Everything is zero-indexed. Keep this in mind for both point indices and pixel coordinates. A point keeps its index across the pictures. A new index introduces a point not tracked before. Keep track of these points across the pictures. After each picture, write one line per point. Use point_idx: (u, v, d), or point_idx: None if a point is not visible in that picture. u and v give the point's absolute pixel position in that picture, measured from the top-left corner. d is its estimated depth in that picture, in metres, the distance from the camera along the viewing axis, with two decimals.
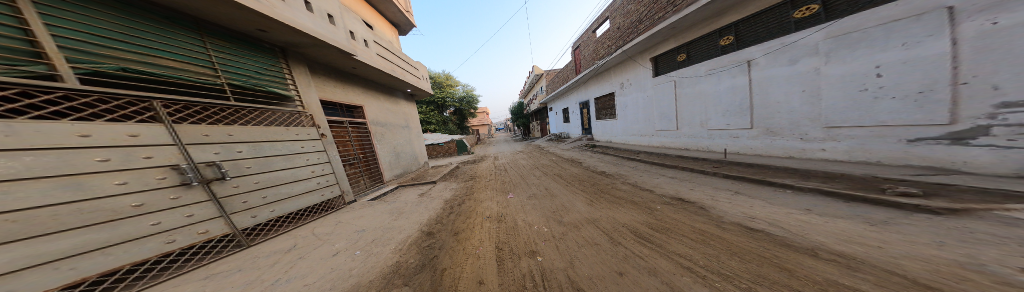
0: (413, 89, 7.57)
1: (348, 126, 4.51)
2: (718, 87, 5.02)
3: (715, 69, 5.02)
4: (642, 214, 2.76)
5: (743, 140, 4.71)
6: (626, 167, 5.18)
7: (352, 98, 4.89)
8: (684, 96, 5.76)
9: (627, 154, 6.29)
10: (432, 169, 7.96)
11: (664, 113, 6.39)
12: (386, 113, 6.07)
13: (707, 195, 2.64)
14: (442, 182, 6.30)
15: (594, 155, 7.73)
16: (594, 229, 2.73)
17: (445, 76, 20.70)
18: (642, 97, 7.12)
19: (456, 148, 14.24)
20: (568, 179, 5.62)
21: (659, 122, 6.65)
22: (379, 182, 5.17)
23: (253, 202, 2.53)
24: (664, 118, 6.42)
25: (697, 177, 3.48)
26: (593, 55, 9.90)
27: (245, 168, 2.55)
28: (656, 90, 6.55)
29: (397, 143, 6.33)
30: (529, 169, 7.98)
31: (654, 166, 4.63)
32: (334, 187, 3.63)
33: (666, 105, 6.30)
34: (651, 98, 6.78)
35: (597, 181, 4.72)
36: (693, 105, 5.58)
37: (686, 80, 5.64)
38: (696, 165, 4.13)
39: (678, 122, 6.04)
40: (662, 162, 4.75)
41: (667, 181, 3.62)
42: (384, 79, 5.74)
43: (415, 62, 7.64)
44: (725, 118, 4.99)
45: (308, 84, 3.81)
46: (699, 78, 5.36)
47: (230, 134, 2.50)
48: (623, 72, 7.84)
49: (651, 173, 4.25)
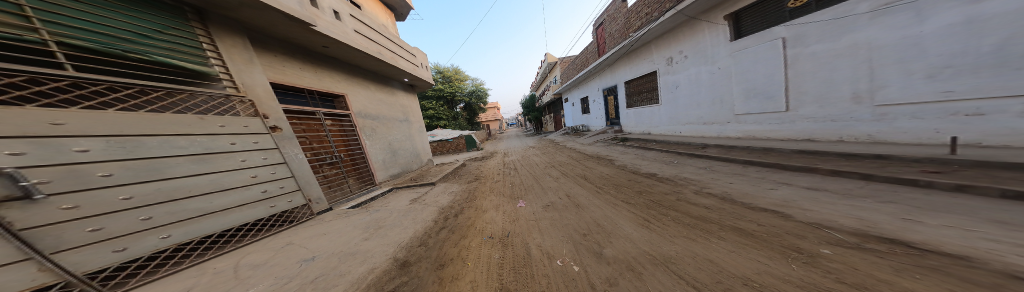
0: (410, 78, 7.02)
1: (323, 119, 3.96)
2: (907, 32, 2.74)
3: (900, 1, 2.74)
4: (773, 259, 1.39)
5: (1012, 119, 2.27)
6: (672, 164, 3.74)
7: (329, 85, 4.23)
8: (792, 64, 3.86)
9: (674, 150, 4.71)
10: (434, 168, 7.35)
11: (756, 88, 4.42)
12: (380, 106, 5.58)
13: (953, 228, 1.17)
14: (439, 187, 5.58)
15: (623, 152, 6.22)
16: (669, 277, 1.49)
17: (455, 71, 20.16)
18: (714, 71, 5.15)
19: (466, 144, 13.60)
20: (596, 182, 4.27)
21: (743, 103, 4.71)
22: (368, 184, 4.62)
23: (112, 229, 1.55)
24: (760, 96, 4.39)
25: (820, 180, 2.03)
26: (623, 30, 8.11)
27: (98, 177, 1.57)
28: (736, 58, 4.64)
29: (392, 139, 5.81)
30: (542, 168, 6.77)
31: (721, 163, 3.14)
32: (294, 195, 2.89)
33: (768, 75, 4.20)
34: (730, 70, 4.81)
35: (642, 187, 3.32)
36: (831, 72, 3.46)
37: (817, 31, 3.49)
38: (798, 160, 2.61)
39: (791, 98, 3.96)
40: (732, 156, 3.23)
41: (760, 188, 2.21)
42: (372, 64, 5.07)
43: (411, 48, 7.04)
44: (944, 82, 2.59)
45: (250, 62, 2.94)
46: (851, 22, 3.13)
47: (58, 123, 1.47)
48: (675, 43, 5.94)
49: (725, 174, 2.78)
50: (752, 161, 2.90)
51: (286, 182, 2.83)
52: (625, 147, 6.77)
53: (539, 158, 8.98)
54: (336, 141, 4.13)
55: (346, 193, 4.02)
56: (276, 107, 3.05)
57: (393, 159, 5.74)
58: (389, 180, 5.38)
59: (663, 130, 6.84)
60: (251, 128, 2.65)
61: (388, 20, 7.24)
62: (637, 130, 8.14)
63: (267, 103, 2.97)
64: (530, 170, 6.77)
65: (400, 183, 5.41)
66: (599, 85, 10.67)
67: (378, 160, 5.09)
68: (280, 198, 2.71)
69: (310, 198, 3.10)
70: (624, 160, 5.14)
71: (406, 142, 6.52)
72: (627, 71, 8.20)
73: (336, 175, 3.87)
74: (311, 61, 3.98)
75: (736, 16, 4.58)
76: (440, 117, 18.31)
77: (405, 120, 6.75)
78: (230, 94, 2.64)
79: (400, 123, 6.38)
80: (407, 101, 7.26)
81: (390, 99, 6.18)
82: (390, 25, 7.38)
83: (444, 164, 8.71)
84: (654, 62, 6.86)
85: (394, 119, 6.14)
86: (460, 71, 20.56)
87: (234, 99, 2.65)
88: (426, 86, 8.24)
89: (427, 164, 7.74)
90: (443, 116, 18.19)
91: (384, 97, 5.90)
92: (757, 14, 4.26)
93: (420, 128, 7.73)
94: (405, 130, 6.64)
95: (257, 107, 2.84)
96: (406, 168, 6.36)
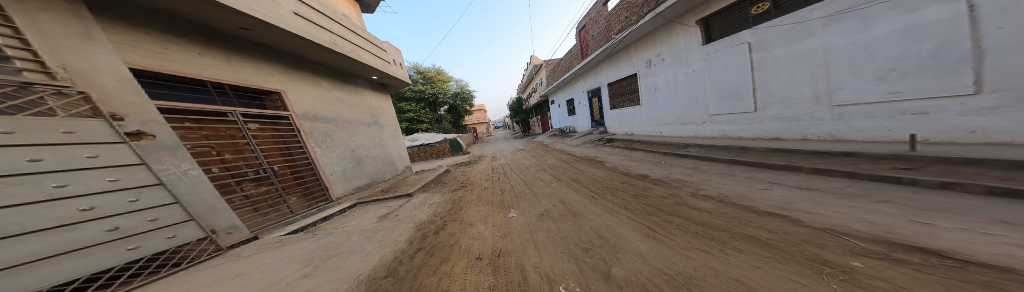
0: (379, 75, 6.14)
1: (242, 120, 2.96)
2: (855, 38, 3.10)
3: (848, 11, 3.09)
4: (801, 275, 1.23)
5: (954, 118, 2.56)
6: (661, 165, 3.78)
7: (257, 80, 3.26)
8: (756, 67, 4.25)
9: (657, 150, 4.86)
10: (410, 177, 6.52)
11: (727, 89, 4.77)
12: (336, 106, 4.62)
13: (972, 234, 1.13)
14: (417, 199, 4.86)
15: (609, 153, 6.34)
16: None
17: (436, 70, 18.92)
18: (688, 74, 5.50)
19: (449, 148, 12.70)
20: (591, 186, 4.13)
21: (717, 104, 5.05)
22: (321, 202, 3.70)
23: None
24: (730, 97, 4.76)
25: (806, 179, 2.09)
26: (603, 34, 8.40)
27: None
28: (708, 62, 4.98)
29: (356, 145, 4.90)
30: (535, 173, 6.53)
31: (708, 164, 3.22)
32: (184, 226, 1.97)
33: (739, 76, 4.54)
34: (703, 73, 5.16)
35: (640, 189, 3.24)
36: (788, 74, 3.87)
37: (778, 36, 3.86)
38: (777, 160, 2.77)
39: (758, 100, 4.37)
40: (715, 156, 3.34)
41: (755, 189, 2.21)
42: (323, 54, 4.18)
43: (382, 42, 6.18)
44: (882, 84, 2.99)
45: (90, 34, 1.83)
46: (808, 28, 3.49)
47: None
48: (653, 46, 6.24)
49: (714, 174, 2.83)
50: (737, 161, 3.01)
51: (165, 211, 1.88)
52: (609, 149, 6.94)
53: (530, 162, 8.80)
54: (263, 150, 3.17)
55: (286, 216, 3.10)
56: (139, 104, 1.99)
57: (357, 168, 4.83)
58: (351, 194, 4.48)
59: (646, 131, 7.15)
60: (84, 137, 1.61)
61: (349, 9, 6.27)
62: (622, 131, 8.47)
63: (124, 99, 1.91)
64: (523, 176, 6.47)
65: (366, 197, 4.54)
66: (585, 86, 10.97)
67: (337, 171, 4.17)
68: (153, 234, 1.78)
69: (214, 227, 2.18)
70: (613, 162, 5.18)
71: (373, 148, 5.59)
72: (609, 72, 8.49)
73: (264, 196, 2.93)
74: (230, 46, 3.00)
75: (706, 22, 4.91)
76: (420, 120, 17.03)
77: (371, 123, 5.81)
78: (31, 82, 1.49)
79: (364, 126, 5.44)
80: (375, 101, 6.30)
81: (350, 98, 5.21)
82: (352, 14, 6.41)
83: (423, 171, 7.87)
84: (634, 65, 7.15)
85: (357, 122, 5.19)
86: (441, 71, 19.41)
87: (37, 89, 1.51)
88: (400, 84, 7.31)
89: (403, 171, 6.85)
90: (422, 118, 16.97)
91: (342, 96, 4.94)
92: (725, 20, 4.61)
93: (393, 132, 6.80)
94: (373, 135, 5.70)
95: (97, 104, 1.75)
96: (376, 178, 5.46)
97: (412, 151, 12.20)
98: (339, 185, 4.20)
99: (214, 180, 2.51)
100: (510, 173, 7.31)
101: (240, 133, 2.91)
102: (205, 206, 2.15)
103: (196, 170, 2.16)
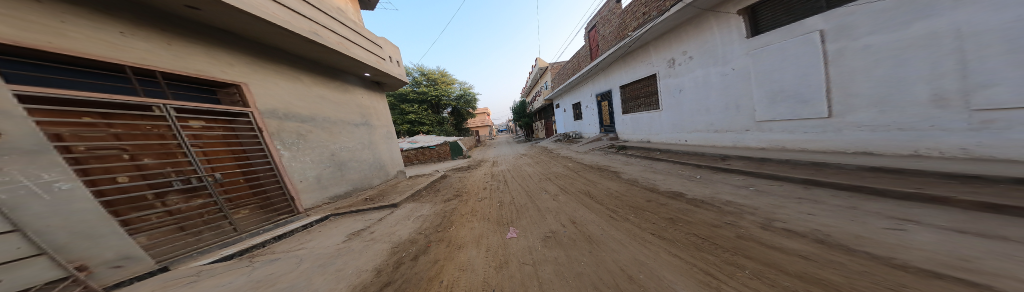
0: (372, 73, 5.63)
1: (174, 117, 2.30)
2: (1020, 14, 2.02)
3: None
4: None
5: None
6: (697, 180, 3.03)
7: (203, 67, 2.71)
8: (821, 64, 3.37)
9: (684, 161, 4.12)
10: (401, 183, 5.91)
11: (777, 90, 3.92)
12: (317, 103, 4.08)
13: None
14: (402, 211, 4.19)
15: (625, 162, 5.61)
16: None
17: (440, 73, 18.61)
18: (724, 73, 4.75)
19: (449, 151, 12.08)
20: (609, 204, 3.41)
21: (761, 107, 4.19)
22: (281, 214, 3.10)
23: None
24: (787, 100, 3.82)
25: (964, 214, 1.34)
26: (616, 32, 7.81)
27: None
28: (752, 59, 4.19)
29: (337, 147, 4.34)
30: (543, 183, 5.85)
31: (766, 182, 2.46)
32: (23, 265, 1.33)
33: (794, 74, 3.67)
34: (746, 72, 4.36)
35: (677, 212, 2.52)
36: (885, 70, 2.85)
37: (868, 19, 2.86)
38: (874, 181, 1.98)
39: (831, 103, 3.37)
40: (774, 172, 2.59)
41: (871, 226, 1.46)
42: (302, 47, 3.68)
43: (377, 38, 5.74)
44: None
45: None
46: (923, 5, 2.47)
47: None
48: (678, 44, 5.59)
49: (783, 197, 2.08)
50: (810, 179, 2.24)
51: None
52: (624, 158, 6.21)
53: (537, 169, 8.11)
54: (208, 152, 2.59)
55: (225, 235, 2.50)
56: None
57: (337, 174, 4.24)
58: (325, 204, 3.86)
59: (667, 138, 6.40)
60: None
61: (345, 2, 5.88)
62: (637, 139, 7.72)
63: None
64: (529, 186, 5.78)
65: (342, 208, 3.92)
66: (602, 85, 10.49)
67: (308, 176, 3.58)
68: None
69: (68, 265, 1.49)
70: (631, 174, 4.44)
71: (360, 151, 5.02)
72: (624, 74, 7.85)
73: (198, 210, 2.33)
74: (166, 24, 2.45)
75: (752, 11, 4.15)
76: (423, 122, 16.70)
77: (361, 124, 5.26)
78: None
79: (351, 125, 4.88)
80: (368, 100, 5.80)
81: (338, 95, 4.70)
82: (348, 7, 6.01)
83: (418, 176, 7.27)
84: (653, 65, 6.52)
85: (342, 122, 4.64)
86: (446, 73, 19.13)
87: None
88: (397, 84, 6.82)
89: (394, 177, 6.25)
90: (425, 120, 16.62)
91: (328, 93, 4.44)
92: (779, 6, 3.80)
93: (387, 133, 6.26)
94: (361, 136, 5.14)
95: None
96: (360, 184, 4.87)
97: (412, 153, 11.67)
98: (310, 194, 3.58)
99: (118, 192, 1.90)
100: (513, 182, 6.62)
101: (173, 133, 2.29)
102: (79, 230, 1.58)
103: (67, 182, 1.56)
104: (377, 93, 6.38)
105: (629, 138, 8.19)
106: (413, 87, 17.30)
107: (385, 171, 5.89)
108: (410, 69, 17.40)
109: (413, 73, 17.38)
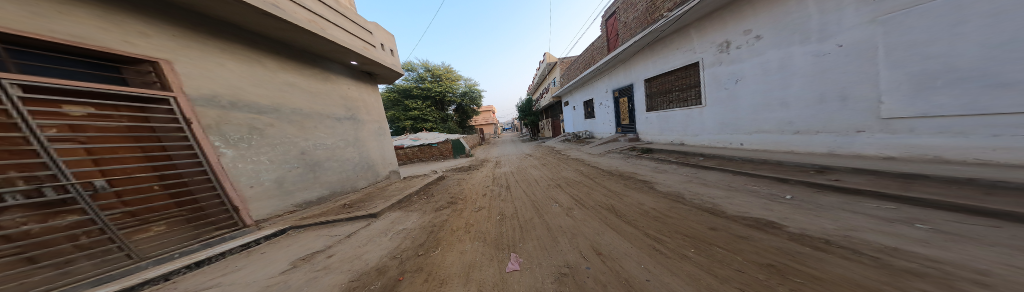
0: (362, 63, 4.91)
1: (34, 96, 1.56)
2: None
3: None
4: None
5: None
6: (790, 203, 2.03)
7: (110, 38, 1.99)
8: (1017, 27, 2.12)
9: (746, 169, 3.09)
10: (391, 185, 5.22)
11: (912, 73, 2.73)
12: (284, 90, 3.42)
13: None
14: (382, 222, 3.43)
15: (654, 168, 4.61)
16: None
17: (445, 68, 18.07)
18: (814, 54, 3.57)
19: (451, 150, 11.40)
20: (647, 228, 2.48)
21: (880, 97, 2.99)
22: (218, 229, 2.46)
23: None
24: (934, 88, 2.61)
25: None
26: (643, 17, 6.82)
27: None
28: (871, 31, 2.96)
29: (311, 145, 3.65)
30: (562, 191, 4.96)
31: (948, 217, 1.43)
32: None
33: (951, 47, 2.43)
34: (857, 49, 3.14)
35: (764, 251, 1.58)
36: None
37: None
38: None
39: None
40: (953, 199, 1.54)
41: None
42: (261, 23, 2.97)
43: (367, 23, 5.03)
44: None
45: None
46: None
47: None
48: (739, 21, 4.47)
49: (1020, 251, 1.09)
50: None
51: None
52: (652, 162, 5.17)
53: (546, 173, 7.22)
54: (97, 150, 1.90)
55: (116, 262, 1.82)
56: None
57: (309, 176, 3.57)
58: (290, 213, 3.21)
59: (715, 139, 5.31)
60: None
61: None
62: (668, 141, 6.60)
63: None
64: (543, 195, 4.91)
65: (312, 216, 3.26)
66: (625, 77, 9.43)
67: (267, 179, 2.91)
68: None
69: None
70: (670, 184, 3.44)
71: (343, 149, 4.33)
72: (653, 66, 6.80)
73: (69, 231, 1.65)
74: None
75: None
76: (427, 119, 16.26)
77: (347, 119, 4.59)
78: None
79: (332, 120, 4.21)
80: (357, 92, 5.13)
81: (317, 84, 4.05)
82: None
83: (413, 177, 6.56)
84: (695, 52, 5.48)
85: (320, 114, 3.96)
86: (451, 69, 18.66)
87: None
88: (392, 75, 6.16)
89: (386, 179, 5.55)
90: (428, 117, 16.20)
91: (303, 81, 3.79)
92: None
93: (378, 129, 5.57)
94: (345, 133, 4.46)
95: None
96: (340, 187, 4.18)
97: (412, 151, 11.04)
98: (267, 200, 2.90)
99: None
100: (517, 188, 5.82)
101: (19, 122, 1.51)
102: None
103: None
104: (369, 84, 5.73)
105: (653, 139, 7.19)
106: (418, 82, 16.81)
107: (375, 171, 5.20)
108: (414, 65, 16.98)
109: (418, 68, 16.92)
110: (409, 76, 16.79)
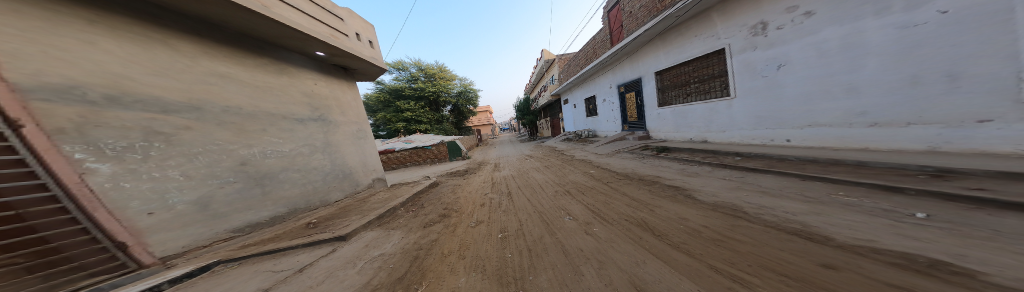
0: (331, 54, 4.12)
1: None
2: None
3: None
4: None
5: None
6: (933, 226, 1.39)
7: None
8: None
9: (820, 175, 2.43)
10: (373, 196, 4.42)
11: None
12: (214, 84, 2.65)
13: None
14: (355, 245, 2.58)
15: (679, 172, 3.98)
16: None
17: (438, 67, 17.28)
18: (890, 27, 2.90)
19: (447, 152, 10.59)
20: (709, 259, 1.74)
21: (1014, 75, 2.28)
22: (94, 277, 1.55)
23: None
24: None
25: None
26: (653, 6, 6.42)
27: None
28: None
29: (257, 154, 2.87)
30: (584, 197, 4.30)
31: None
32: None
33: None
34: (967, 15, 2.41)
35: None
36: None
37: None
38: None
39: None
40: None
41: None
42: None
43: (337, 7, 4.25)
44: None
45: None
46: None
47: None
48: None
49: None
50: None
51: None
52: (674, 164, 4.53)
53: (552, 177, 6.56)
54: None
55: None
56: None
57: (258, 193, 2.79)
58: (224, 242, 2.37)
59: (753, 134, 4.70)
60: None
61: None
62: (686, 138, 6.15)
63: None
64: (560, 203, 4.26)
65: (255, 244, 2.39)
66: (632, 72, 8.98)
67: (181, 201, 2.14)
68: None
69: None
70: (715, 192, 2.76)
71: (308, 157, 3.55)
72: (665, 55, 6.42)
73: None
74: None
75: None
76: (420, 120, 15.42)
77: (312, 120, 3.80)
78: None
79: (290, 121, 3.42)
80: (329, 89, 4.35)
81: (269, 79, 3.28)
82: None
83: (402, 185, 5.77)
84: (719, 38, 5.00)
85: (270, 114, 3.17)
86: (445, 69, 17.92)
87: None
88: (372, 70, 5.39)
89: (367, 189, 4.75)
90: (421, 118, 15.37)
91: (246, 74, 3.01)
92: None
93: (355, 133, 4.75)
94: (311, 137, 3.67)
95: None
96: (305, 203, 3.38)
97: (403, 154, 10.17)
98: (181, 231, 2.10)
99: None
100: (520, 195, 5.12)
101: None
102: None
103: None
104: (344, 79, 4.96)
105: (667, 137, 6.73)
106: (409, 82, 15.95)
107: (352, 181, 4.38)
108: (405, 63, 16.15)
109: (409, 67, 16.09)
110: (400, 76, 15.95)
